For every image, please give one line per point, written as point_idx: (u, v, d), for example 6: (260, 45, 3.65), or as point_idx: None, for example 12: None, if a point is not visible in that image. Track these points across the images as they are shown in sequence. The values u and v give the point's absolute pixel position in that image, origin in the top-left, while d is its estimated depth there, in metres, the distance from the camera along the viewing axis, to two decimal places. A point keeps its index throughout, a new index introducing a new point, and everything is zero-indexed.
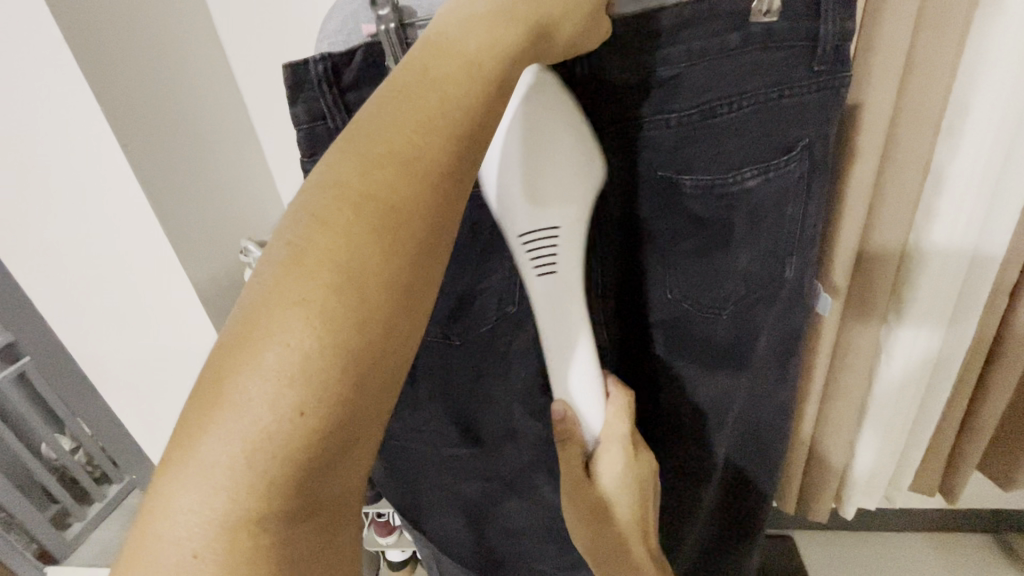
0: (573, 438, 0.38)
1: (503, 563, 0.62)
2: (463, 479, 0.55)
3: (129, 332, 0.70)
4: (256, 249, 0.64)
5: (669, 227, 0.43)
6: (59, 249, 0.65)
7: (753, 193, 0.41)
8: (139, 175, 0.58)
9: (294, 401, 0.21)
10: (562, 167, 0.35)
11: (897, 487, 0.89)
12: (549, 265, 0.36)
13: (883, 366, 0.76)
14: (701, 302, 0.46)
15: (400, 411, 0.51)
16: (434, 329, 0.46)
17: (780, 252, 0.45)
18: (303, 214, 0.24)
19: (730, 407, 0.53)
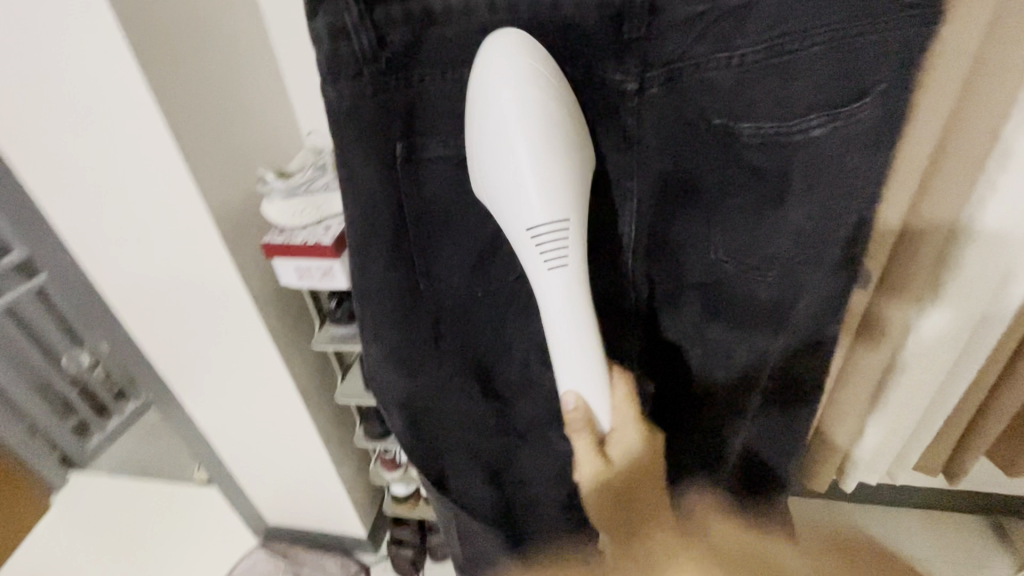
0: (581, 428, 0.40)
1: (513, 510, 0.64)
2: (480, 431, 0.56)
3: (149, 254, 0.70)
4: (274, 180, 0.64)
5: (718, 180, 0.41)
6: (73, 165, 0.62)
7: (818, 142, 0.38)
8: (152, 89, 0.55)
9: None
10: (512, 143, 0.34)
11: (901, 465, 0.89)
12: (557, 254, 0.36)
13: (909, 348, 0.74)
14: (744, 263, 0.44)
15: (419, 364, 0.49)
16: (458, 279, 0.45)
17: (839, 209, 0.41)
18: None
19: (761, 371, 0.52)
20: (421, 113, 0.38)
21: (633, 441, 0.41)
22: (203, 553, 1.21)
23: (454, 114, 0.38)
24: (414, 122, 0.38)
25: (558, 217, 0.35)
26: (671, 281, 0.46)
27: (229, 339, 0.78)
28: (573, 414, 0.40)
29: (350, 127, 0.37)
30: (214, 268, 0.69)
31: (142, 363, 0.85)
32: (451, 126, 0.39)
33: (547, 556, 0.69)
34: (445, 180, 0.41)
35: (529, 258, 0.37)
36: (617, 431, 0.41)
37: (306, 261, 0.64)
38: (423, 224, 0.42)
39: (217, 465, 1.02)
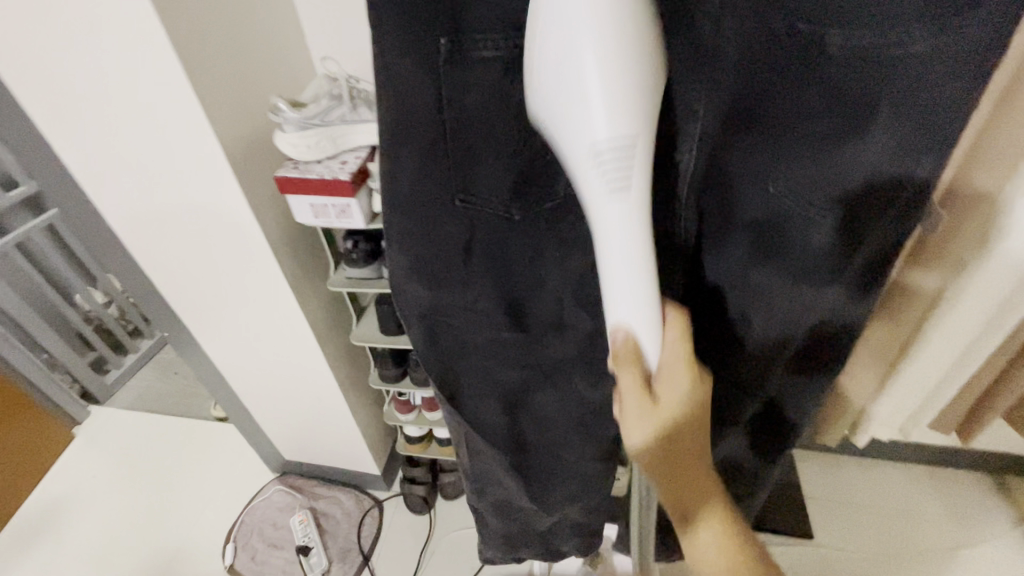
0: (626, 364, 0.37)
1: (527, 449, 0.64)
2: (503, 363, 0.54)
3: (159, 188, 0.67)
4: (286, 108, 0.60)
5: (792, 99, 0.38)
6: (72, 89, 0.58)
7: (913, 62, 0.34)
8: (159, 9, 0.51)
9: None
10: (580, 57, 0.29)
11: (916, 422, 0.89)
12: (619, 179, 0.31)
13: (941, 312, 0.72)
14: (808, 199, 0.41)
15: (449, 283, 0.47)
16: (498, 203, 0.42)
17: (922, 147, 0.38)
18: None
19: (801, 325, 0.50)
20: (465, 13, 0.34)
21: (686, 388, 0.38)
22: (222, 485, 1.25)
23: (499, 19, 0.34)
24: (460, 25, 0.34)
25: (623, 141, 0.30)
26: (724, 213, 0.44)
27: (246, 274, 0.77)
28: (621, 348, 0.36)
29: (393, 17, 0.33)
30: (227, 203, 0.67)
31: (157, 302, 0.84)
32: (498, 29, 0.34)
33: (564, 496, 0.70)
34: (489, 94, 0.37)
35: (585, 183, 0.32)
36: (667, 375, 0.37)
37: (322, 198, 0.61)
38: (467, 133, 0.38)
39: (234, 403, 1.04)
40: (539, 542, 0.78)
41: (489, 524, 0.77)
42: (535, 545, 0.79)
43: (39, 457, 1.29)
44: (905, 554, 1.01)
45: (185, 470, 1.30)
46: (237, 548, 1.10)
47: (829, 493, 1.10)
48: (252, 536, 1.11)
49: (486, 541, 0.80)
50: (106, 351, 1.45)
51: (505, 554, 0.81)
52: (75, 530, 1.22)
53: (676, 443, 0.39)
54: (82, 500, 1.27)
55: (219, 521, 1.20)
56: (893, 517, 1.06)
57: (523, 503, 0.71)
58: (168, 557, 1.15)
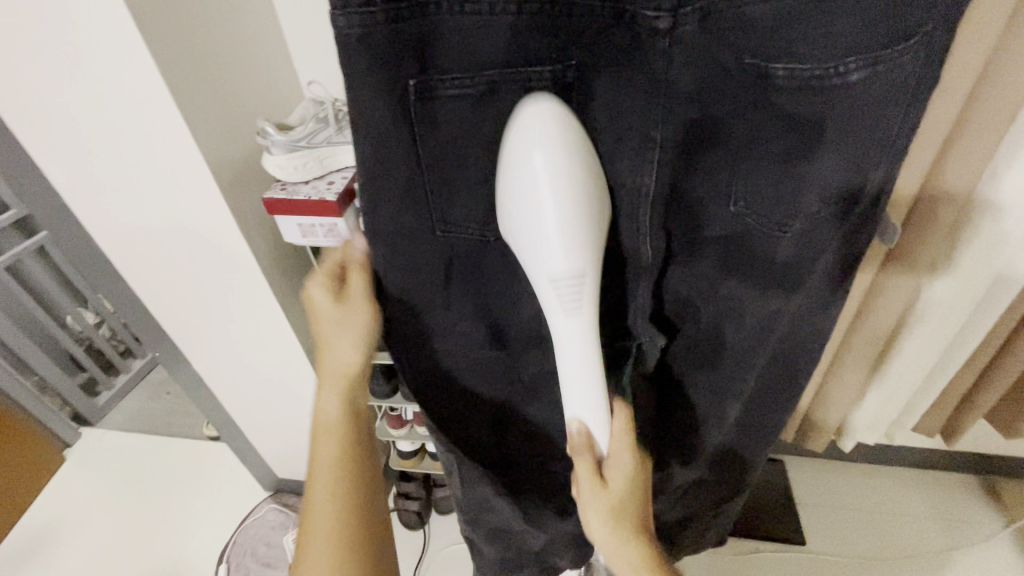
0: (579, 450, 0.41)
1: (517, 462, 0.64)
2: (487, 381, 0.55)
3: (149, 211, 0.68)
4: (272, 131, 0.62)
5: (747, 127, 0.40)
6: (64, 117, 0.60)
7: (852, 91, 0.37)
8: (147, 40, 0.53)
9: (339, 542, 0.51)
10: (537, 202, 0.34)
11: (900, 426, 0.90)
12: (573, 303, 0.36)
13: (918, 317, 0.74)
14: (769, 216, 0.43)
15: (430, 309, 0.48)
16: (477, 227, 0.43)
17: (869, 162, 0.41)
18: (324, 493, 0.52)
19: (773, 332, 0.51)
20: (434, 51, 0.35)
21: (631, 469, 0.43)
22: (214, 504, 1.25)
23: (467, 50, 0.35)
24: (428, 63, 0.35)
25: (577, 271, 0.35)
26: (689, 231, 0.45)
27: (236, 294, 0.78)
28: (576, 438, 0.41)
29: (362, 54, 0.33)
30: (216, 224, 0.68)
31: (148, 322, 0.85)
32: (468, 66, 0.36)
33: (557, 512, 0.70)
34: (461, 123, 0.38)
35: (545, 302, 0.37)
36: (615, 460, 0.42)
37: (308, 219, 0.62)
38: (443, 165, 0.39)
39: (226, 422, 1.04)
40: (534, 559, 0.78)
41: (483, 551, 0.76)
42: (531, 564, 0.78)
43: (29, 480, 1.28)
44: (894, 557, 1.02)
45: (177, 490, 1.29)
46: (229, 569, 1.08)
47: (819, 497, 1.11)
48: (243, 557, 1.10)
49: (483, 568, 0.79)
50: (98, 372, 1.45)
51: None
52: (65, 554, 1.20)
53: (625, 515, 0.45)
54: (72, 524, 1.25)
55: (212, 542, 1.19)
56: (882, 520, 1.07)
57: (518, 523, 0.71)
58: None
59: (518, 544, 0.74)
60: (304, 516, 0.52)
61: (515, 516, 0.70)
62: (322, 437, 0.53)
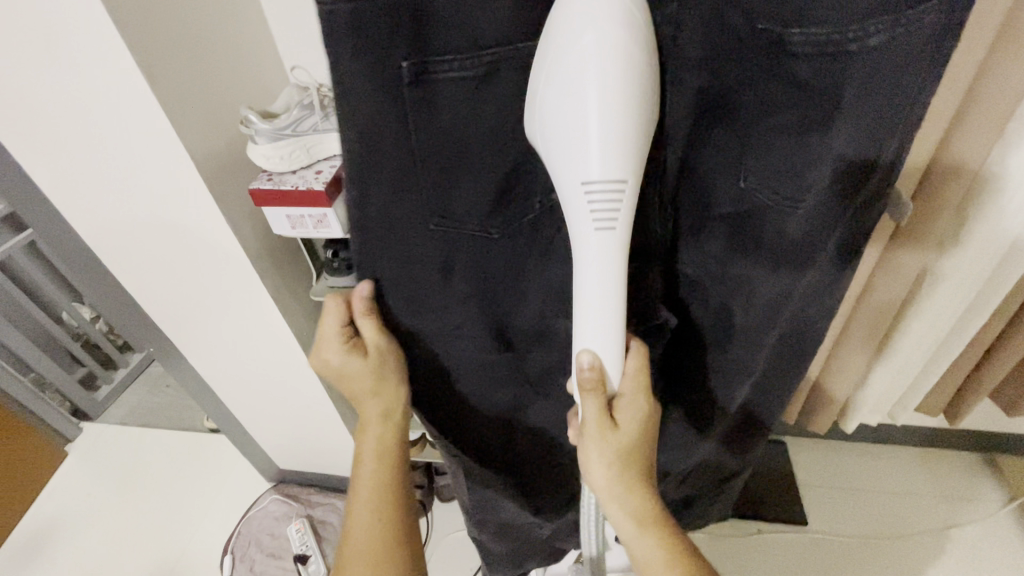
0: (590, 385, 0.40)
1: (524, 463, 0.63)
2: (493, 381, 0.54)
3: (137, 206, 0.67)
4: (256, 119, 0.59)
5: (761, 96, 0.38)
6: (42, 111, 0.58)
7: (871, 55, 0.34)
8: (123, 29, 0.51)
9: (381, 547, 0.57)
10: (580, 96, 0.31)
11: (903, 406, 0.90)
12: (606, 218, 0.34)
13: (924, 296, 0.73)
14: (780, 191, 0.41)
15: (430, 308, 0.46)
16: (479, 218, 0.41)
17: (887, 130, 0.38)
18: (367, 503, 0.58)
19: (781, 314, 0.50)
20: (428, 35, 0.33)
21: (639, 407, 0.43)
22: (219, 496, 1.25)
23: (465, 30, 0.33)
24: (425, 47, 0.33)
25: (616, 180, 0.32)
26: (698, 209, 0.44)
27: (229, 288, 0.76)
28: (587, 374, 0.40)
29: (350, 44, 0.31)
30: (207, 219, 0.67)
31: (143, 318, 0.84)
32: (465, 46, 0.34)
33: (563, 502, 0.69)
34: (461, 109, 0.36)
35: (575, 214, 0.34)
36: (625, 399, 0.42)
37: (298, 210, 0.60)
38: (430, 164, 0.38)
39: (227, 414, 1.03)
40: (540, 547, 0.78)
41: (492, 548, 0.75)
42: (538, 553, 0.78)
43: (30, 478, 1.28)
44: (898, 534, 1.02)
45: (179, 483, 1.29)
46: (235, 560, 1.09)
47: (822, 477, 1.11)
48: (248, 548, 1.11)
49: (493, 565, 0.78)
50: (96, 367, 1.44)
51: (513, 571, 0.80)
52: (72, 549, 1.21)
53: (628, 456, 0.45)
54: (76, 519, 1.26)
55: (219, 533, 1.19)
56: (885, 498, 1.07)
57: (524, 518, 0.71)
58: (166, 572, 1.15)
59: (525, 535, 0.74)
60: (348, 522, 0.58)
61: (519, 509, 0.69)
62: (360, 457, 0.57)
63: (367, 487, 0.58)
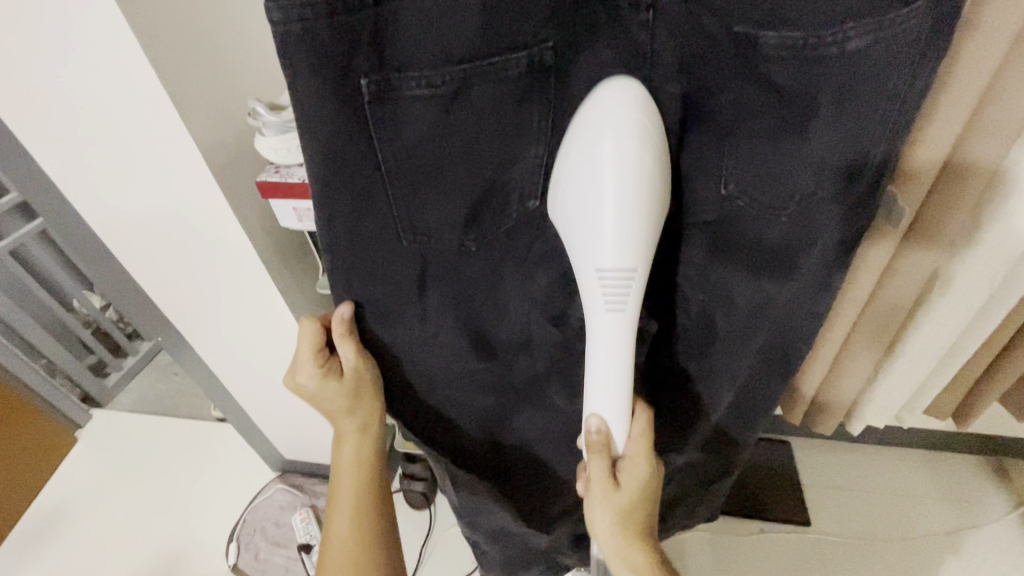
0: (597, 447, 0.41)
1: (512, 467, 0.63)
2: (476, 390, 0.54)
3: (146, 199, 0.67)
4: (263, 111, 0.59)
5: (738, 100, 0.38)
6: (55, 105, 0.58)
7: (849, 59, 0.35)
8: (134, 23, 0.51)
9: (361, 550, 0.60)
10: (600, 191, 0.34)
11: (911, 409, 0.89)
12: (617, 301, 0.36)
13: (935, 299, 0.72)
14: (760, 198, 0.41)
15: (399, 322, 0.46)
16: (458, 227, 0.41)
17: (867, 137, 0.38)
18: (345, 510, 0.60)
19: (767, 319, 0.50)
20: (390, 44, 0.33)
21: (643, 467, 0.45)
22: (224, 485, 1.26)
23: (428, 40, 0.33)
24: (385, 58, 0.33)
25: (627, 267, 0.35)
26: (681, 214, 0.43)
27: (233, 280, 0.77)
28: (594, 438, 0.41)
29: (304, 56, 0.31)
30: (215, 213, 0.67)
31: (151, 308, 0.85)
32: (431, 58, 0.34)
33: (562, 509, 0.68)
34: (427, 120, 0.36)
35: (590, 295, 0.37)
36: (629, 459, 0.45)
37: (304, 202, 0.60)
38: (400, 177, 0.38)
39: (231, 405, 1.04)
40: (540, 555, 0.77)
41: (488, 553, 0.75)
42: (536, 560, 0.77)
43: (39, 462, 1.30)
44: (901, 539, 1.01)
45: (186, 471, 1.31)
46: (240, 548, 1.11)
47: (825, 479, 1.10)
48: (253, 536, 1.13)
49: (488, 566, 0.78)
50: (105, 354, 1.46)
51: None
52: (78, 533, 1.23)
53: (631, 511, 0.47)
54: (84, 505, 1.28)
55: (221, 522, 1.21)
56: (888, 501, 1.06)
57: (518, 527, 0.70)
58: (173, 557, 1.16)
59: (521, 545, 0.73)
60: (328, 527, 0.60)
61: (517, 516, 0.68)
62: (338, 466, 0.59)
63: (346, 495, 0.59)
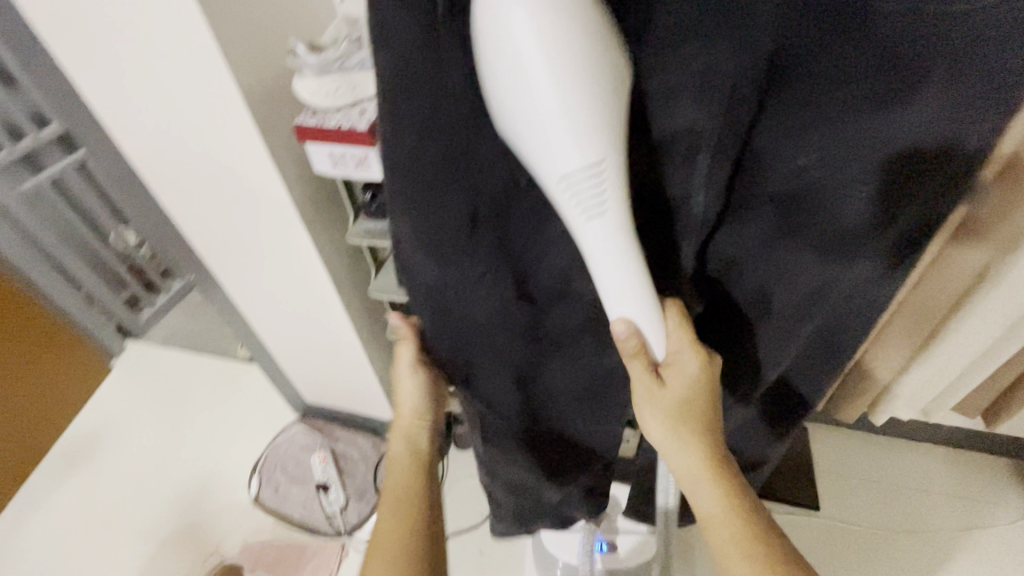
0: (632, 347, 0.41)
1: (542, 422, 0.60)
2: (515, 340, 0.48)
3: (187, 139, 0.67)
4: (304, 51, 0.58)
5: (831, 59, 0.31)
6: (99, 37, 0.58)
7: (972, 19, 0.28)
8: None
9: (403, 559, 0.53)
10: (537, 97, 0.28)
11: (939, 405, 0.87)
12: (597, 207, 0.32)
13: (982, 297, 0.69)
14: (840, 174, 0.36)
15: (446, 259, 0.40)
16: (500, 171, 0.36)
17: (978, 114, 0.32)
18: (392, 514, 0.56)
19: (822, 306, 0.45)
20: None
21: (689, 365, 0.43)
22: (249, 422, 1.32)
23: None
24: None
25: (592, 169, 0.31)
26: (747, 184, 0.38)
27: (266, 222, 0.77)
28: (628, 341, 0.40)
29: None
30: (253, 157, 0.67)
31: (186, 246, 0.86)
32: None
33: (575, 465, 0.69)
34: None
35: (566, 212, 0.33)
36: (675, 359, 0.43)
37: (340, 147, 0.60)
38: (421, 150, 0.34)
39: (259, 346, 1.08)
40: (551, 510, 0.78)
41: (500, 502, 0.77)
42: (544, 513, 0.79)
43: (78, 385, 1.38)
44: (910, 531, 1.01)
45: (215, 406, 1.37)
46: (262, 481, 1.16)
47: (840, 467, 1.10)
48: (275, 471, 1.18)
49: (499, 517, 0.80)
50: (139, 289, 1.51)
51: (518, 526, 0.82)
52: (111, 454, 1.31)
53: (687, 414, 0.45)
54: (117, 430, 1.35)
55: (245, 456, 1.27)
56: (902, 493, 1.05)
57: (533, 482, 0.71)
58: (201, 483, 1.23)
59: (534, 497, 0.75)
60: (372, 538, 0.55)
61: (534, 474, 0.69)
62: (391, 468, 0.60)
63: (393, 490, 0.58)
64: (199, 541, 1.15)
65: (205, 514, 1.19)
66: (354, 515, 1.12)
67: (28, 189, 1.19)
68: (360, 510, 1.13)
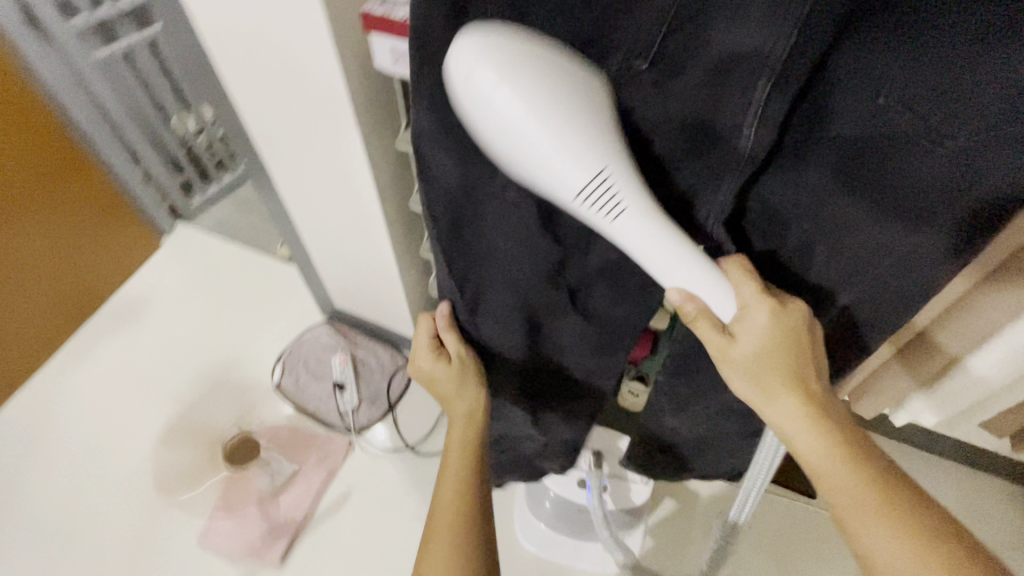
0: (698, 310, 0.41)
1: (543, 362, 0.62)
2: (529, 276, 0.50)
3: (255, 18, 0.67)
4: None
5: None
6: None
7: None
8: None
9: (464, 543, 0.55)
10: (534, 129, 0.35)
11: (968, 418, 0.83)
12: (615, 205, 0.37)
13: None
14: (920, 114, 0.34)
15: (472, 169, 0.44)
16: None
17: None
18: (451, 498, 0.57)
19: (870, 273, 0.42)
20: None
21: (764, 320, 0.41)
22: (279, 317, 1.39)
23: None
24: None
25: (597, 170, 0.36)
26: (810, 120, 0.38)
27: (319, 120, 0.78)
28: (688, 306, 0.41)
29: None
30: (317, 47, 0.66)
31: (242, 133, 0.88)
32: None
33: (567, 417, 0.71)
34: None
35: (593, 220, 0.38)
36: (743, 314, 0.41)
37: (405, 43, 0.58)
38: None
39: (298, 244, 1.11)
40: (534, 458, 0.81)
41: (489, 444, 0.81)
42: (536, 461, 0.81)
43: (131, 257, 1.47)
44: None
45: (249, 295, 1.44)
46: (284, 370, 1.24)
47: None
48: (297, 363, 1.25)
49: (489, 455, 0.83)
50: (195, 176, 1.56)
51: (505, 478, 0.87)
52: (150, 323, 1.41)
53: (767, 367, 0.43)
54: (158, 301, 1.44)
55: (271, 347, 1.34)
56: None
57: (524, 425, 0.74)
58: (229, 363, 1.32)
59: (522, 442, 0.79)
60: (431, 523, 0.57)
61: (526, 412, 0.72)
62: (448, 449, 0.60)
63: (453, 471, 0.58)
64: (220, 414, 1.24)
65: (230, 391, 1.28)
66: (364, 417, 1.19)
67: (103, 59, 1.21)
68: (371, 413, 1.19)
